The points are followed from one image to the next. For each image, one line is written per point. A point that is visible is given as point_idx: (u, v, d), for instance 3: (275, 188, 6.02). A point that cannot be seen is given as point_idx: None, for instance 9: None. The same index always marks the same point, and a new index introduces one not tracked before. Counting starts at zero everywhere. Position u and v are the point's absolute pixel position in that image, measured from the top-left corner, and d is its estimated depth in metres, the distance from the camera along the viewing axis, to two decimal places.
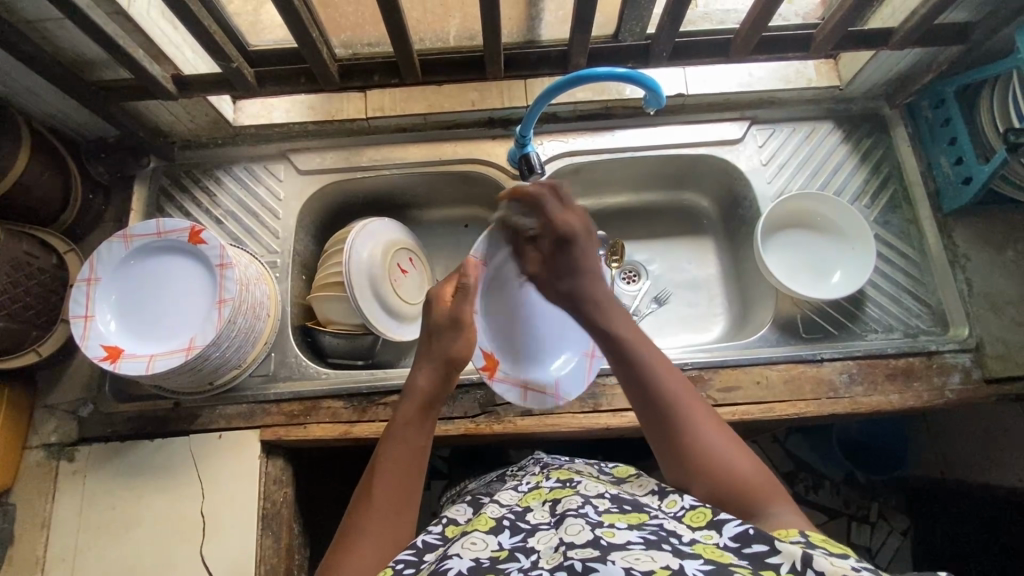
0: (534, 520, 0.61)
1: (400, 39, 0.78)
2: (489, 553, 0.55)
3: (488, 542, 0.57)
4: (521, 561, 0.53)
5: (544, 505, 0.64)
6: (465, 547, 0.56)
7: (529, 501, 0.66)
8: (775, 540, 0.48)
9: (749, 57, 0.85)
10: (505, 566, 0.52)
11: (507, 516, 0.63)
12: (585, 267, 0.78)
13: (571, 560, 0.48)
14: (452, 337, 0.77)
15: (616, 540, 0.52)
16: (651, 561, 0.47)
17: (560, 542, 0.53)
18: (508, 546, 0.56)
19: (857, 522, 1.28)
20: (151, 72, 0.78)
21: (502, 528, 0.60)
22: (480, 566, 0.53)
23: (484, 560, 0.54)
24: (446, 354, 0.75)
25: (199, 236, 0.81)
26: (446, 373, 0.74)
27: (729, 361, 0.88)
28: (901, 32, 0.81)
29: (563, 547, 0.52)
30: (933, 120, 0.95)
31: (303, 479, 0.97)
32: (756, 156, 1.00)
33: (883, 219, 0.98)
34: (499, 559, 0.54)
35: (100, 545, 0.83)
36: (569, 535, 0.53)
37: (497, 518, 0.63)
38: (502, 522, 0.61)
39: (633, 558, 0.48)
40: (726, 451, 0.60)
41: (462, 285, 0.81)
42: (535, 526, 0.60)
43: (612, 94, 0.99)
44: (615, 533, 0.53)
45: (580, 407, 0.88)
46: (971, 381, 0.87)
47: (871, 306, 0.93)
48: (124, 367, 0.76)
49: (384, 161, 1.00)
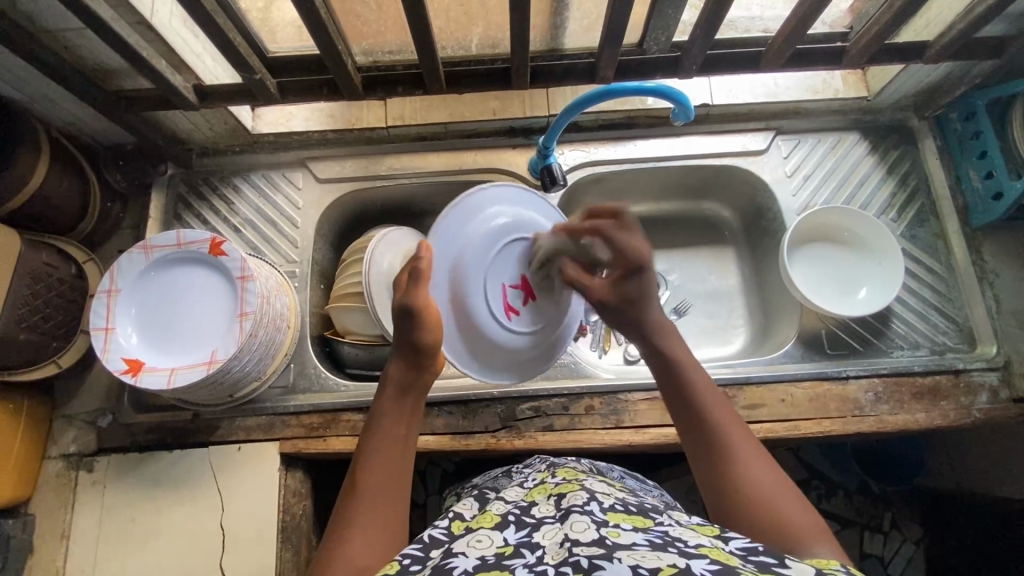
0: (539, 514, 0.60)
1: (426, 49, 0.76)
2: (494, 550, 0.54)
3: (493, 539, 0.56)
4: (527, 557, 0.52)
5: (549, 500, 0.63)
6: (470, 544, 0.55)
7: (534, 496, 0.65)
8: (784, 557, 0.49)
9: (780, 68, 0.83)
10: (511, 562, 0.51)
11: (512, 512, 0.62)
12: (654, 295, 0.75)
13: (578, 557, 0.48)
14: (410, 327, 0.68)
15: (621, 540, 0.51)
16: (658, 559, 0.47)
17: (566, 538, 0.52)
18: (513, 542, 0.55)
19: (870, 532, 1.26)
20: (173, 82, 0.76)
21: (507, 524, 0.59)
22: (486, 563, 0.51)
23: (489, 557, 0.52)
24: (411, 341, 0.69)
25: (219, 248, 0.81)
26: (415, 360, 0.69)
27: (753, 378, 0.87)
28: (937, 46, 0.79)
29: (568, 543, 0.51)
30: (961, 132, 0.94)
31: (321, 490, 0.96)
32: (781, 167, 0.98)
33: (909, 233, 0.96)
34: (505, 555, 0.53)
35: (120, 556, 0.83)
36: (575, 532, 0.52)
37: (502, 514, 0.62)
38: (507, 517, 0.61)
39: (639, 556, 0.47)
40: (768, 480, 0.59)
41: (413, 271, 0.69)
42: (540, 520, 0.59)
43: (634, 104, 0.97)
44: (620, 533, 0.52)
45: (602, 423, 0.87)
46: (998, 400, 0.86)
47: (897, 322, 0.91)
48: (145, 381, 0.75)
49: (403, 170, 0.99)
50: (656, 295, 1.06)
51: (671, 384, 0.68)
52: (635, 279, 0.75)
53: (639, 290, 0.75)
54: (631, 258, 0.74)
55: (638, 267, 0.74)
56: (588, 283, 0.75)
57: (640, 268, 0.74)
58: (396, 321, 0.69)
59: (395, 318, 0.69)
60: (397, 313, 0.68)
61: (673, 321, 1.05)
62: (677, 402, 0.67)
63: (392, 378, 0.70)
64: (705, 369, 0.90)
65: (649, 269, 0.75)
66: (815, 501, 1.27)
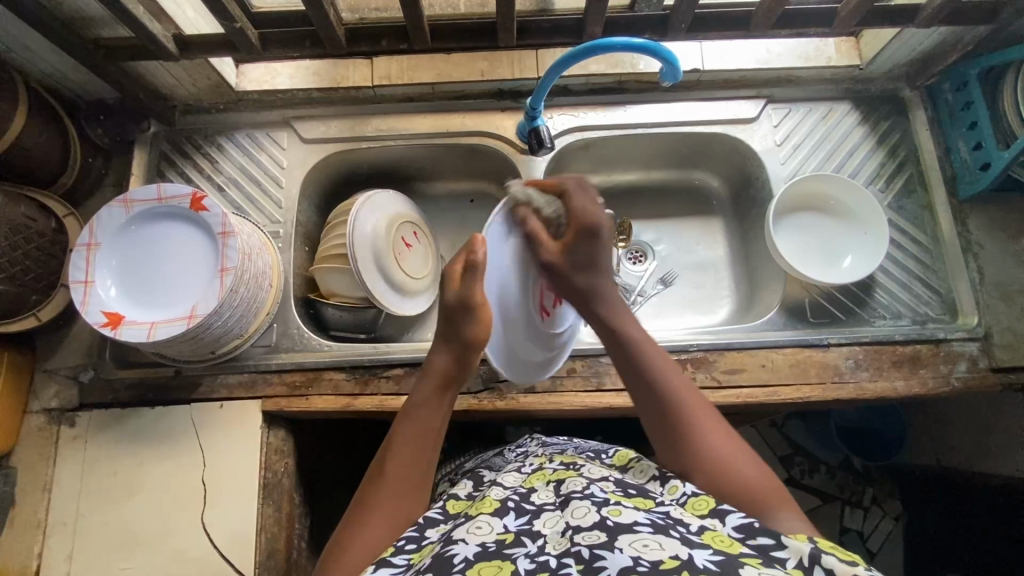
0: (538, 501, 0.61)
1: (411, 2, 0.74)
2: (495, 537, 0.54)
3: (493, 525, 0.56)
4: (528, 547, 0.52)
5: (548, 486, 0.64)
6: (470, 530, 0.55)
7: (533, 482, 0.65)
8: (781, 536, 0.50)
9: (770, 30, 0.82)
10: (511, 551, 0.52)
11: (511, 497, 0.62)
12: (603, 265, 0.74)
13: (579, 547, 0.49)
14: (464, 321, 0.69)
15: (623, 520, 0.52)
16: (660, 549, 0.47)
17: (567, 526, 0.53)
18: (514, 529, 0.55)
19: (851, 507, 1.27)
20: (152, 30, 0.74)
21: (507, 510, 0.59)
22: (487, 552, 0.52)
23: (490, 544, 0.53)
24: (461, 337, 0.70)
25: (200, 203, 0.80)
26: (465, 354, 0.70)
27: (735, 344, 0.87)
28: (928, 9, 0.78)
29: (569, 532, 0.52)
30: (952, 103, 0.93)
31: (305, 450, 0.97)
32: (771, 136, 0.97)
33: (896, 204, 0.96)
34: (506, 544, 0.53)
35: (103, 510, 0.84)
36: (575, 518, 0.54)
37: (500, 500, 0.62)
38: (507, 502, 0.60)
39: (641, 544, 0.48)
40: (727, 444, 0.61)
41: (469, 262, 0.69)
42: (540, 507, 0.59)
43: (624, 68, 0.96)
44: (621, 512, 0.53)
45: (583, 386, 0.87)
46: (977, 370, 0.86)
47: (880, 292, 0.92)
48: (124, 334, 0.75)
49: (389, 132, 0.98)
50: (644, 265, 1.06)
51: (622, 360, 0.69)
52: (585, 242, 0.72)
53: (586, 256, 0.73)
54: (581, 222, 0.72)
55: (589, 232, 0.72)
56: (543, 241, 0.73)
57: (594, 232, 0.72)
58: (448, 317, 0.70)
59: (449, 313, 0.70)
60: (453, 304, 0.69)
61: (660, 291, 1.04)
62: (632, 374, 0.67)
63: (432, 373, 0.70)
64: (689, 335, 0.90)
65: (603, 236, 0.73)
66: (798, 476, 1.29)
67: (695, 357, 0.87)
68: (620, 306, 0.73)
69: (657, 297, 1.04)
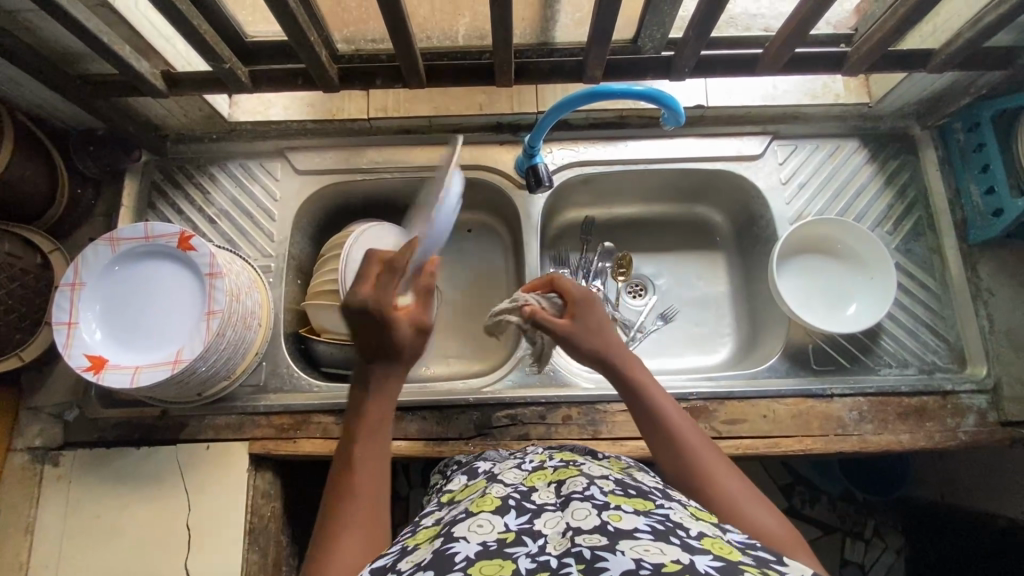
0: (538, 501, 0.56)
1: (404, 42, 0.72)
2: (496, 535, 0.50)
3: (494, 523, 0.51)
4: (528, 546, 0.48)
5: (548, 486, 0.58)
6: (470, 527, 0.51)
7: (534, 480, 0.60)
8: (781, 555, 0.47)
9: (777, 72, 0.80)
10: (512, 550, 0.48)
11: (512, 494, 0.56)
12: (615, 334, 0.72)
13: (580, 547, 0.46)
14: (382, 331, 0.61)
15: (623, 526, 0.48)
16: (661, 552, 0.44)
17: (566, 527, 0.49)
18: (515, 528, 0.51)
19: (851, 539, 1.23)
20: (137, 68, 0.72)
21: (508, 508, 0.54)
22: (487, 551, 0.48)
23: (490, 543, 0.49)
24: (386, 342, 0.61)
25: (188, 243, 0.78)
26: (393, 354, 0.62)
27: (734, 393, 0.85)
28: (942, 55, 0.76)
29: (570, 532, 0.49)
30: (964, 144, 0.90)
31: (293, 489, 0.95)
32: (776, 174, 0.95)
33: (905, 247, 0.93)
34: (507, 542, 0.49)
35: (84, 552, 0.82)
36: (576, 520, 0.50)
37: (502, 497, 0.56)
38: (508, 500, 0.55)
39: (642, 548, 0.44)
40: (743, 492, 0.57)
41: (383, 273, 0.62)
42: (540, 507, 0.54)
43: (626, 104, 0.93)
44: (622, 517, 0.49)
45: (580, 434, 0.85)
46: (985, 423, 0.84)
47: (887, 339, 0.89)
48: (107, 378, 0.73)
49: (384, 164, 0.96)
50: (643, 299, 1.04)
51: (637, 408, 0.67)
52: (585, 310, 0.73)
53: (596, 323, 0.72)
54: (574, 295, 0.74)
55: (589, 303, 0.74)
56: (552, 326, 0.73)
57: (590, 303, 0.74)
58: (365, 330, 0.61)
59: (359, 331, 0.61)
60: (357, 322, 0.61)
61: (660, 327, 1.02)
62: (647, 424, 0.65)
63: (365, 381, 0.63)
64: (689, 382, 0.87)
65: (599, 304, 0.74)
66: (797, 506, 1.25)
67: (695, 407, 0.84)
68: (631, 357, 0.71)
69: (657, 333, 1.02)
